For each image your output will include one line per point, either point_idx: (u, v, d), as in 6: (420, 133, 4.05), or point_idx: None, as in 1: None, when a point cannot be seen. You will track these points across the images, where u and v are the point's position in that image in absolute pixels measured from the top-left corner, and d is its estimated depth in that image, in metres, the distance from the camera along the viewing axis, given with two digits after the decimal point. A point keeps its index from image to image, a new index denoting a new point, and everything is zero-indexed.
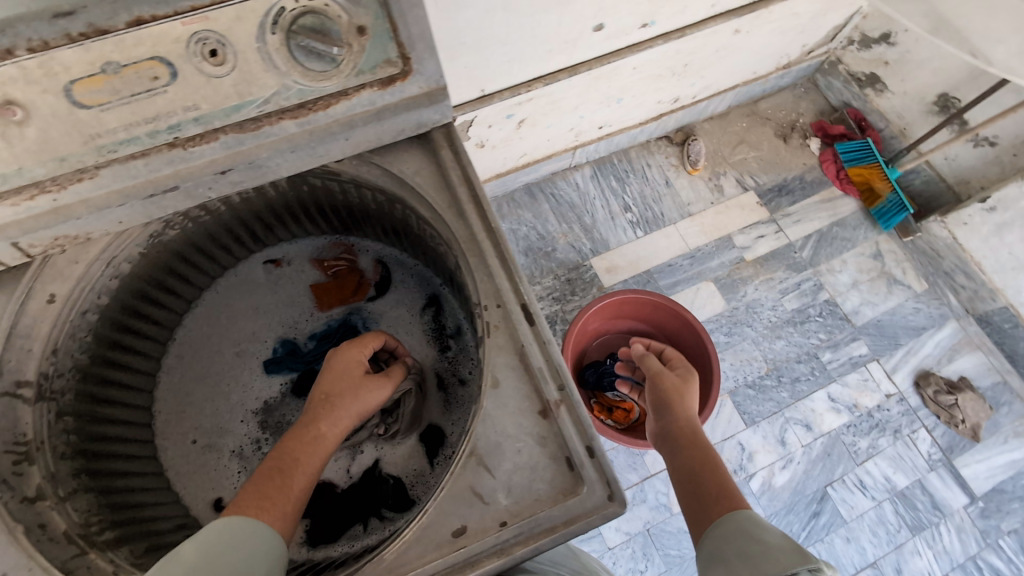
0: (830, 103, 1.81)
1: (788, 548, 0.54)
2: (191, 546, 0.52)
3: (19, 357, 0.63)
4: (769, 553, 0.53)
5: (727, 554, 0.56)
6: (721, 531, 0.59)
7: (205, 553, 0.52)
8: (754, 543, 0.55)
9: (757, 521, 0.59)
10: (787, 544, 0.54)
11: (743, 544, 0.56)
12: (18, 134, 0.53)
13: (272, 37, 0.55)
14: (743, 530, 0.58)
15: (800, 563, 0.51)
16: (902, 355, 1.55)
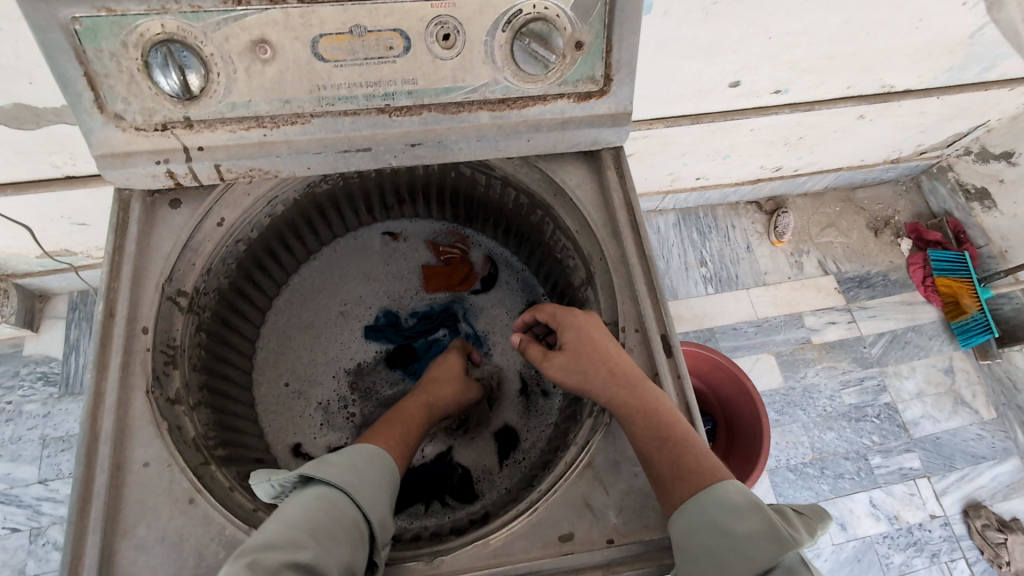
0: (930, 209, 1.65)
1: (762, 538, 0.49)
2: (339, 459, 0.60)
3: (184, 268, 0.69)
4: (743, 553, 0.49)
5: (695, 551, 0.52)
6: (685, 519, 0.54)
7: (352, 467, 0.59)
8: (725, 540, 0.50)
9: (724, 505, 0.52)
10: (759, 529, 0.50)
11: (712, 539, 0.51)
12: (260, 71, 0.58)
13: (501, 34, 0.60)
14: (709, 520, 0.52)
15: (778, 556, 0.48)
16: (956, 478, 1.43)
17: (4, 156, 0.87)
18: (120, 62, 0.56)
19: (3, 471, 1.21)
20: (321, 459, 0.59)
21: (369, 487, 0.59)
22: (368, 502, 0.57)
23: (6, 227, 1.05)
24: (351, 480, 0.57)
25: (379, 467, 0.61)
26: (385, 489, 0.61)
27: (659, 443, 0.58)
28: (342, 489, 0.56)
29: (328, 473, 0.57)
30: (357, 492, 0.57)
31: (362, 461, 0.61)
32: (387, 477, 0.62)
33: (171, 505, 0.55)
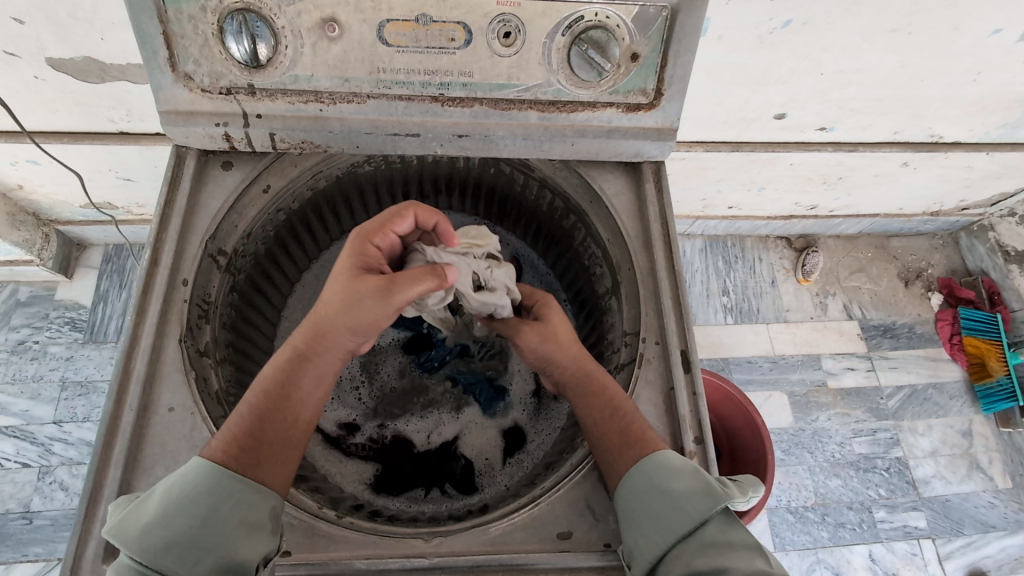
0: (965, 266, 1.62)
1: (697, 495, 0.56)
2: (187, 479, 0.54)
3: (227, 229, 0.72)
4: (680, 508, 0.56)
5: (638, 516, 0.57)
6: (630, 488, 0.59)
7: (194, 491, 0.54)
8: (665, 500, 0.57)
9: (664, 468, 0.59)
10: (694, 487, 0.57)
11: (652, 501, 0.57)
12: (326, 48, 0.60)
13: (560, 38, 0.61)
14: (651, 483, 0.58)
15: (710, 510, 0.55)
16: (962, 544, 1.39)
17: (66, 105, 0.91)
18: (196, 26, 0.59)
19: (22, 408, 1.25)
20: (132, 515, 0.53)
21: (182, 542, 0.51)
22: (185, 562, 0.50)
23: (58, 174, 1.10)
24: (153, 544, 0.50)
25: (205, 501, 0.53)
26: (220, 525, 0.53)
27: (608, 417, 0.64)
28: (186, 517, 0.52)
29: (127, 541, 0.51)
30: (159, 559, 0.50)
31: (179, 501, 0.53)
32: (223, 502, 0.54)
33: (189, 451, 0.60)
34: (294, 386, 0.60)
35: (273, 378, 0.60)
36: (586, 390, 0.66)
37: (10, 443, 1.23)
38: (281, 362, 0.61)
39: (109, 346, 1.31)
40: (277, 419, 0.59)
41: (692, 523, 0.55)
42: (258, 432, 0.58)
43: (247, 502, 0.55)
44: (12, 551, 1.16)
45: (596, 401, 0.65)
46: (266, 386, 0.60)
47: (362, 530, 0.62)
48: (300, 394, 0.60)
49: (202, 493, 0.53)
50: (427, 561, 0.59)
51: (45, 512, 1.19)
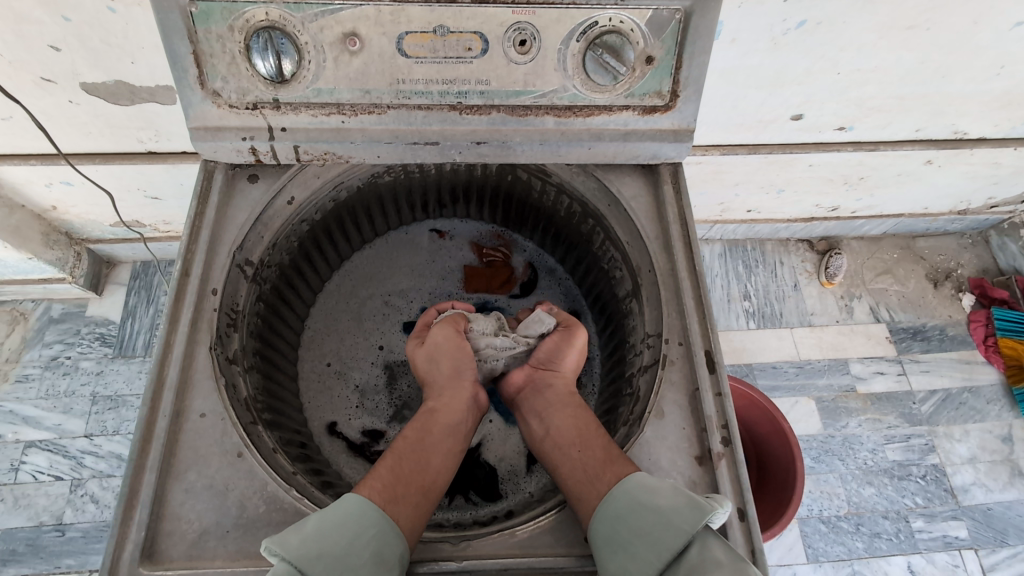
0: (998, 265, 1.57)
1: (683, 510, 0.56)
2: (337, 508, 0.58)
3: (253, 240, 0.74)
4: (668, 524, 0.55)
5: (626, 536, 0.57)
6: (618, 509, 0.58)
7: (341, 521, 0.57)
8: (652, 517, 0.56)
9: (645, 487, 0.59)
10: (679, 503, 0.56)
11: (640, 520, 0.57)
12: (347, 62, 0.62)
13: (575, 44, 0.62)
14: (635, 502, 0.58)
15: (700, 522, 0.55)
16: (1007, 555, 1.32)
17: (99, 127, 0.95)
18: (224, 44, 0.61)
19: (56, 422, 1.29)
20: (290, 529, 0.55)
21: (332, 554, 0.54)
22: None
23: (89, 194, 1.14)
24: (307, 552, 0.53)
25: (354, 525, 0.57)
26: (364, 550, 0.56)
27: (589, 430, 0.68)
28: (337, 541, 0.55)
29: (287, 544, 0.53)
30: (313, 568, 0.52)
31: (330, 525, 0.56)
32: (368, 530, 0.57)
33: (221, 456, 0.61)
34: (430, 436, 0.69)
35: (415, 436, 0.68)
36: (560, 403, 0.72)
37: (44, 456, 1.26)
38: (415, 427, 0.70)
39: (137, 360, 1.34)
40: (419, 468, 0.66)
41: (678, 543, 0.54)
42: (409, 480, 0.64)
43: (386, 538, 0.57)
44: (46, 562, 1.19)
45: (576, 415, 0.70)
46: (409, 442, 0.68)
47: None
48: (437, 451, 0.68)
49: (348, 521, 0.57)
50: (456, 564, 0.59)
51: (77, 524, 1.22)
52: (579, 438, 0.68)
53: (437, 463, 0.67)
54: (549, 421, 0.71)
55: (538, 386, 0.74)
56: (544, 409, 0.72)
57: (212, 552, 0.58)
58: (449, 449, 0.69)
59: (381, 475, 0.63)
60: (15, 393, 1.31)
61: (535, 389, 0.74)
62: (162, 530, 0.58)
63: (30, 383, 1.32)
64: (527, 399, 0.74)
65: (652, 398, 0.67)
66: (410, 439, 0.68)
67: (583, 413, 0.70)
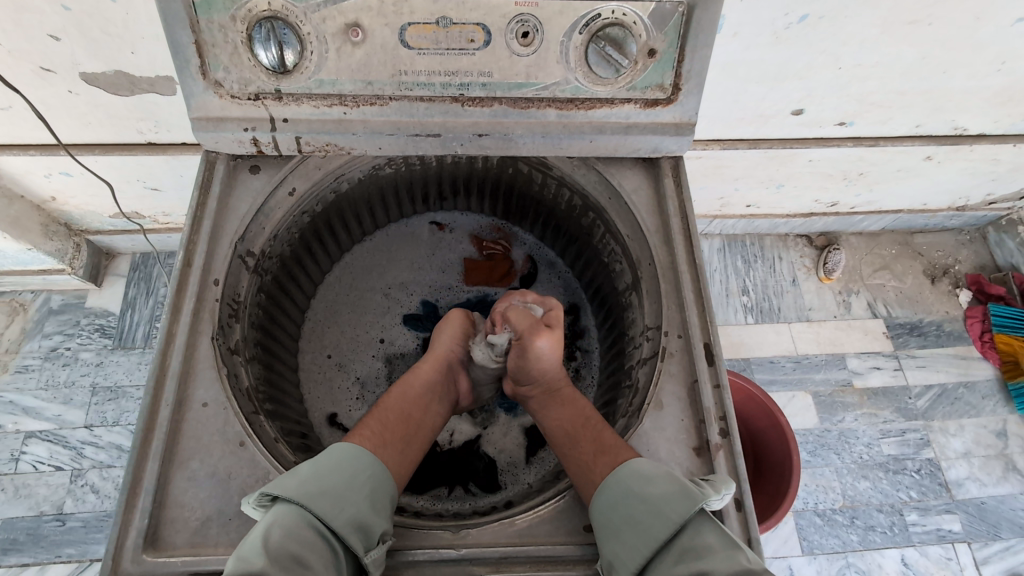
0: (995, 262, 1.58)
1: (675, 499, 0.56)
2: (332, 452, 0.61)
3: (255, 231, 0.75)
4: (660, 512, 0.56)
5: (618, 524, 0.58)
6: (611, 497, 0.59)
7: (336, 464, 0.60)
8: (645, 506, 0.57)
9: (638, 476, 0.59)
10: (672, 491, 0.57)
11: (632, 508, 0.58)
12: (349, 52, 0.62)
13: (578, 36, 0.62)
14: (628, 491, 0.59)
15: (691, 508, 0.55)
16: (999, 548, 1.34)
17: (99, 118, 0.94)
18: (226, 34, 0.61)
19: (56, 413, 1.29)
20: (286, 474, 0.58)
21: (331, 492, 0.57)
22: (331, 510, 0.56)
23: (88, 185, 1.14)
24: (308, 491, 0.56)
25: (350, 466, 0.60)
26: (361, 489, 0.59)
27: (578, 425, 0.69)
28: (335, 481, 0.58)
29: (285, 486, 0.56)
30: (315, 502, 0.55)
31: (327, 468, 0.59)
32: (364, 471, 0.60)
33: (223, 445, 0.62)
34: (413, 390, 0.71)
35: (398, 392, 0.71)
36: (552, 401, 0.73)
37: (44, 446, 1.27)
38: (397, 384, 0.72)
39: (137, 351, 1.35)
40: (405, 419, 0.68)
41: (670, 530, 0.55)
42: (396, 429, 0.67)
43: (380, 479, 0.61)
44: (47, 551, 1.19)
45: (565, 412, 0.72)
46: (392, 396, 0.70)
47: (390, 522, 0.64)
48: (418, 404, 0.71)
49: (343, 462, 0.60)
50: (456, 552, 0.60)
51: (78, 514, 1.22)
52: (568, 433, 0.69)
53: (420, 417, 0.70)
54: (543, 420, 0.73)
55: (526, 391, 0.75)
56: (536, 407, 0.74)
57: (215, 539, 0.58)
58: (429, 404, 0.72)
59: (372, 425, 0.66)
60: (15, 384, 1.31)
61: (524, 394, 0.76)
62: (165, 518, 0.59)
63: (30, 374, 1.32)
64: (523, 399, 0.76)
65: (651, 390, 0.68)
66: (393, 394, 0.71)
67: (572, 407, 0.72)
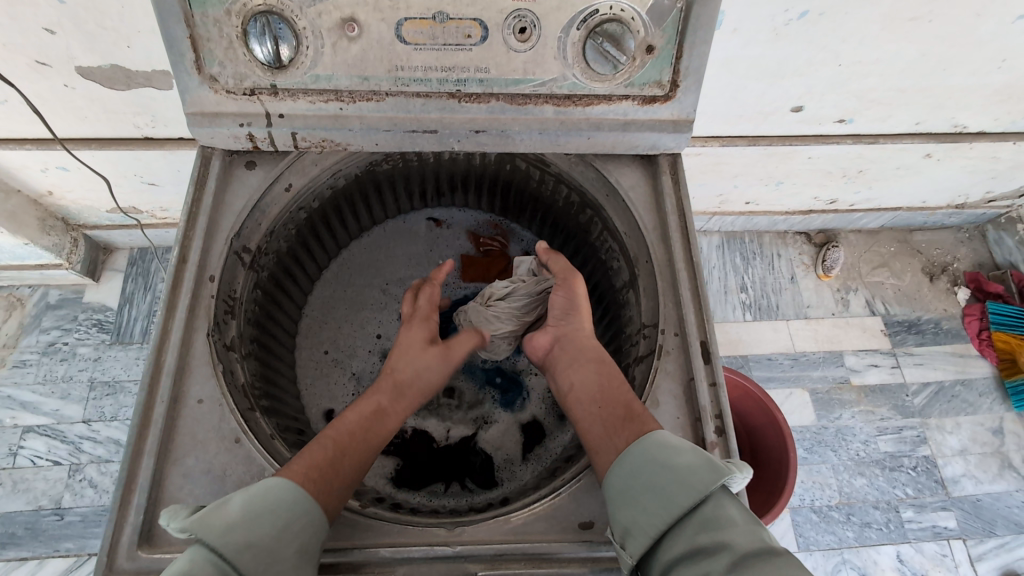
0: (994, 260, 1.58)
1: (700, 470, 0.56)
2: (271, 490, 0.56)
3: (251, 227, 0.74)
4: (684, 483, 0.56)
5: (640, 491, 0.57)
6: (634, 464, 0.59)
7: (271, 507, 0.55)
8: (668, 476, 0.57)
9: (663, 445, 0.59)
10: (697, 463, 0.57)
11: (655, 476, 0.58)
12: (345, 47, 0.62)
13: (575, 32, 0.62)
14: (652, 459, 0.59)
15: (717, 481, 0.55)
16: (994, 545, 1.34)
17: (95, 112, 0.94)
18: (221, 28, 0.60)
19: (53, 408, 1.29)
20: (216, 506, 0.54)
21: (259, 545, 0.53)
22: (254, 566, 0.52)
23: (84, 179, 1.13)
24: (235, 541, 0.52)
25: (286, 513, 0.55)
26: (292, 542, 0.54)
27: (612, 385, 0.68)
28: (264, 531, 0.54)
29: (211, 528, 0.52)
30: (237, 557, 0.51)
31: (261, 511, 0.54)
32: (300, 521, 0.56)
33: (219, 441, 0.62)
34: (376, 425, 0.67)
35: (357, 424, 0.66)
36: (583, 360, 0.72)
37: (42, 441, 1.27)
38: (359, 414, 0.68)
39: (134, 346, 1.34)
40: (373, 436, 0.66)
41: (694, 499, 0.55)
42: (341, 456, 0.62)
43: (314, 529, 0.56)
44: (45, 545, 1.20)
45: (600, 370, 0.70)
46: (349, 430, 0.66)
47: (386, 518, 0.64)
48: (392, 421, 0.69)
49: (278, 508, 0.55)
50: (451, 549, 0.60)
51: (75, 508, 1.22)
52: (601, 393, 0.68)
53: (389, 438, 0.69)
54: (571, 379, 0.72)
55: (560, 349, 0.75)
56: (566, 366, 0.73)
57: None
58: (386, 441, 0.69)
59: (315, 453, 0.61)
60: (12, 378, 1.31)
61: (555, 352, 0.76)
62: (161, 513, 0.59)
63: (28, 369, 1.32)
64: (554, 359, 0.75)
65: (648, 388, 0.68)
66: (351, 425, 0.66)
67: (605, 369, 0.71)
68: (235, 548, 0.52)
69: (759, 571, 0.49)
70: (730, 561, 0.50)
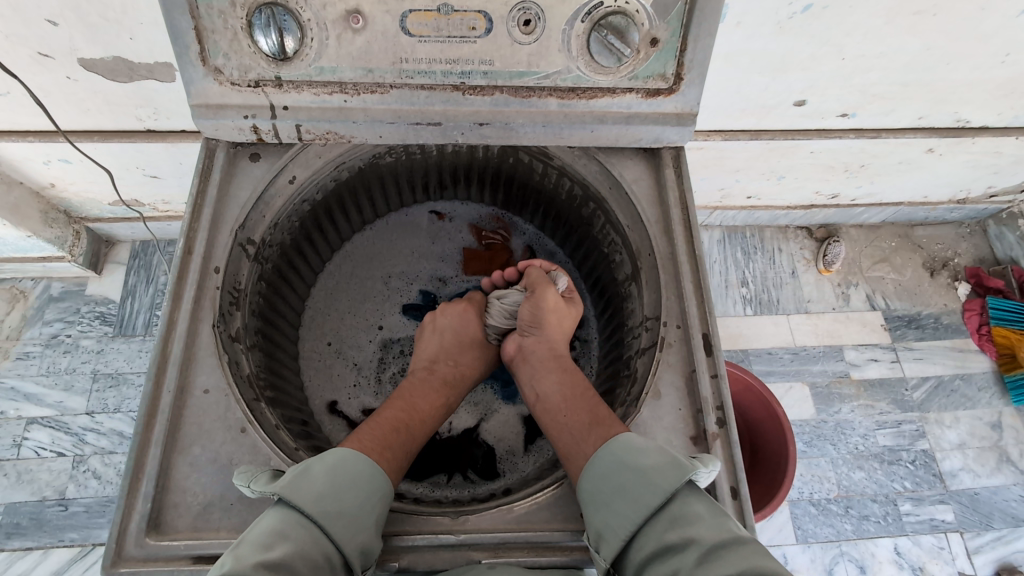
0: (994, 255, 1.58)
1: (665, 469, 0.58)
2: (349, 461, 0.61)
3: (255, 219, 0.74)
4: (649, 482, 0.57)
5: (609, 495, 0.59)
6: (600, 468, 0.60)
7: (352, 478, 0.59)
8: (634, 476, 0.58)
9: (628, 447, 0.60)
10: (662, 462, 0.58)
11: (622, 478, 0.59)
12: (349, 40, 0.62)
13: (580, 25, 0.62)
14: (618, 463, 0.60)
15: (681, 479, 0.57)
16: (991, 538, 1.35)
17: (97, 104, 0.94)
18: (226, 20, 0.60)
19: (57, 399, 1.30)
20: (300, 473, 0.58)
21: (346, 513, 0.57)
22: (342, 533, 0.56)
23: (86, 171, 1.13)
24: (326, 508, 0.56)
25: (365, 486, 0.60)
26: (372, 513, 0.59)
27: (576, 394, 0.71)
28: (348, 504, 0.58)
29: (301, 495, 0.56)
30: (329, 524, 0.56)
31: (345, 482, 0.59)
32: (376, 494, 0.60)
33: (224, 432, 0.63)
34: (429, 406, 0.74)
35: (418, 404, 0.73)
36: (552, 365, 0.75)
37: (46, 432, 1.28)
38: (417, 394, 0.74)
39: (137, 339, 1.35)
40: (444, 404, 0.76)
41: (659, 497, 0.56)
42: (398, 427, 0.69)
43: (387, 499, 0.61)
44: (50, 536, 1.21)
45: (562, 380, 0.73)
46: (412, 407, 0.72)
47: (389, 508, 0.64)
48: (458, 391, 0.78)
49: (358, 477, 0.60)
50: (454, 537, 0.61)
51: (80, 499, 1.23)
52: (565, 402, 0.71)
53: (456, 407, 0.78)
54: (537, 386, 0.74)
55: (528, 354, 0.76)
56: (532, 375, 0.75)
57: (217, 523, 0.59)
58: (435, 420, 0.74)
59: (375, 432, 0.67)
60: (16, 370, 1.32)
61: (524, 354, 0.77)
62: (168, 502, 0.59)
63: (31, 361, 1.33)
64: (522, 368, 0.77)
65: (650, 379, 0.68)
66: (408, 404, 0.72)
67: (571, 377, 0.73)
68: (325, 515, 0.56)
69: (724, 562, 0.51)
70: (698, 554, 0.52)
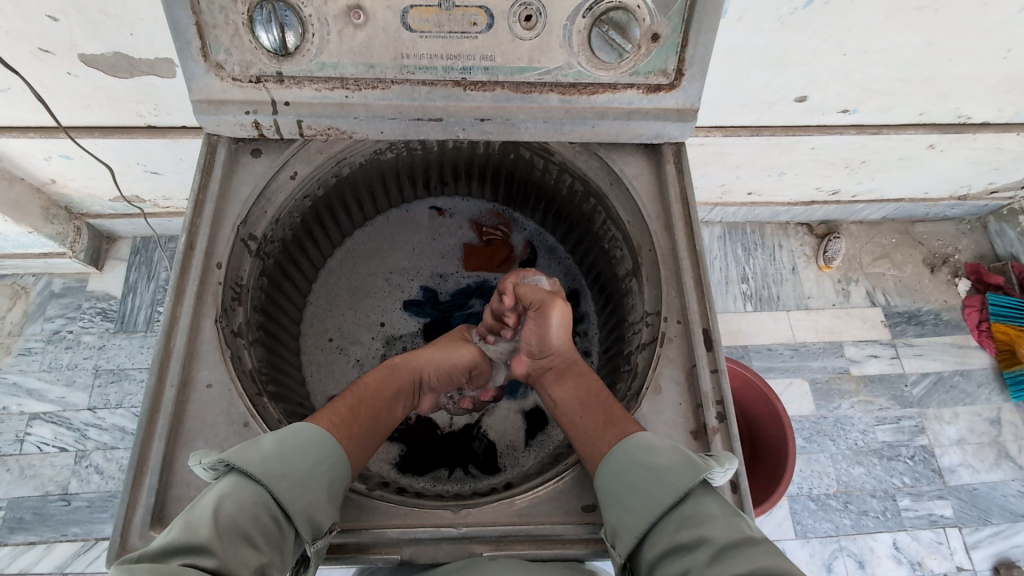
0: (995, 251, 1.58)
1: (680, 469, 0.58)
2: (294, 434, 0.61)
3: (257, 215, 0.75)
4: (663, 481, 0.58)
5: (624, 492, 0.59)
6: (615, 466, 0.61)
7: (298, 446, 0.60)
8: (649, 475, 0.59)
9: (643, 446, 0.61)
10: (677, 462, 0.59)
11: (636, 476, 0.59)
12: (350, 35, 0.62)
13: (581, 20, 0.62)
14: (633, 460, 0.60)
15: (695, 477, 0.57)
16: (989, 533, 1.36)
17: (98, 100, 0.94)
18: (227, 15, 0.60)
19: (58, 395, 1.30)
20: (248, 443, 0.58)
21: (295, 477, 0.57)
22: (292, 495, 0.56)
23: (87, 168, 1.13)
24: (273, 469, 0.57)
25: (316, 453, 0.60)
26: (322, 477, 0.59)
27: (590, 396, 0.71)
28: (294, 469, 0.58)
29: (248, 459, 0.57)
30: (275, 485, 0.56)
31: (292, 449, 0.59)
32: (326, 460, 0.61)
33: (228, 426, 0.63)
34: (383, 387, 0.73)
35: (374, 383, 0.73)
36: (568, 371, 0.75)
37: (48, 428, 1.28)
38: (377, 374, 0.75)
39: (139, 335, 1.35)
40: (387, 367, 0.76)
41: (671, 494, 0.57)
42: (356, 409, 0.69)
43: (340, 468, 0.62)
44: (53, 530, 1.21)
45: (576, 385, 0.74)
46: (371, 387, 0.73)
47: (392, 501, 0.65)
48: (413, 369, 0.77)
49: (303, 445, 0.60)
50: (457, 531, 0.61)
51: (82, 494, 1.24)
52: (581, 405, 0.72)
53: (402, 377, 0.75)
54: (554, 394, 0.75)
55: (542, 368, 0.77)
56: (550, 380, 0.76)
57: None
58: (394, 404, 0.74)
59: (336, 406, 0.68)
60: (18, 366, 1.32)
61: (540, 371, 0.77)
62: (171, 495, 0.60)
63: (33, 356, 1.33)
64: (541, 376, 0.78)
65: (650, 374, 0.69)
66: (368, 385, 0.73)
67: (584, 379, 0.74)
68: (273, 478, 0.57)
69: (737, 561, 0.51)
70: (710, 554, 0.52)
